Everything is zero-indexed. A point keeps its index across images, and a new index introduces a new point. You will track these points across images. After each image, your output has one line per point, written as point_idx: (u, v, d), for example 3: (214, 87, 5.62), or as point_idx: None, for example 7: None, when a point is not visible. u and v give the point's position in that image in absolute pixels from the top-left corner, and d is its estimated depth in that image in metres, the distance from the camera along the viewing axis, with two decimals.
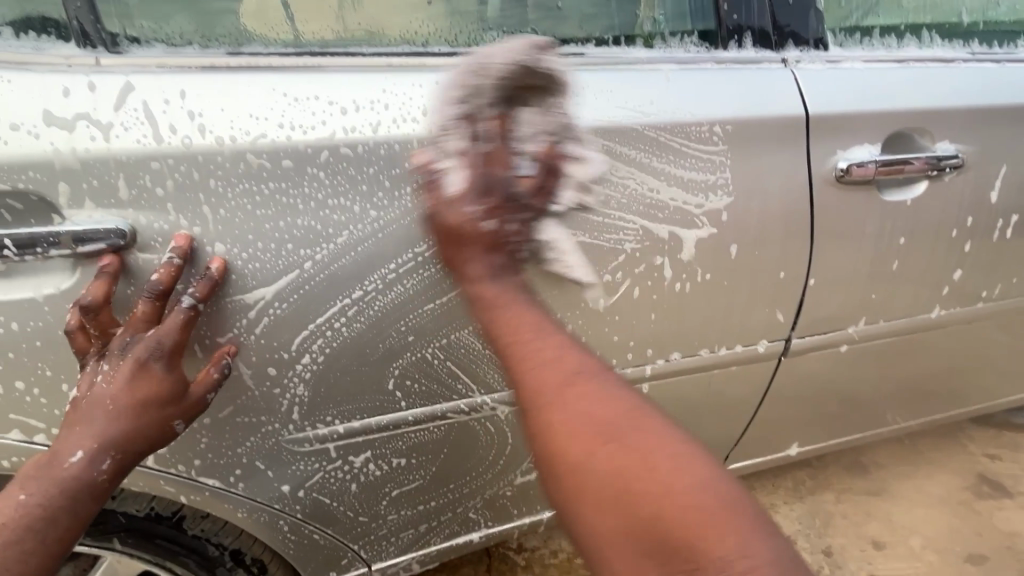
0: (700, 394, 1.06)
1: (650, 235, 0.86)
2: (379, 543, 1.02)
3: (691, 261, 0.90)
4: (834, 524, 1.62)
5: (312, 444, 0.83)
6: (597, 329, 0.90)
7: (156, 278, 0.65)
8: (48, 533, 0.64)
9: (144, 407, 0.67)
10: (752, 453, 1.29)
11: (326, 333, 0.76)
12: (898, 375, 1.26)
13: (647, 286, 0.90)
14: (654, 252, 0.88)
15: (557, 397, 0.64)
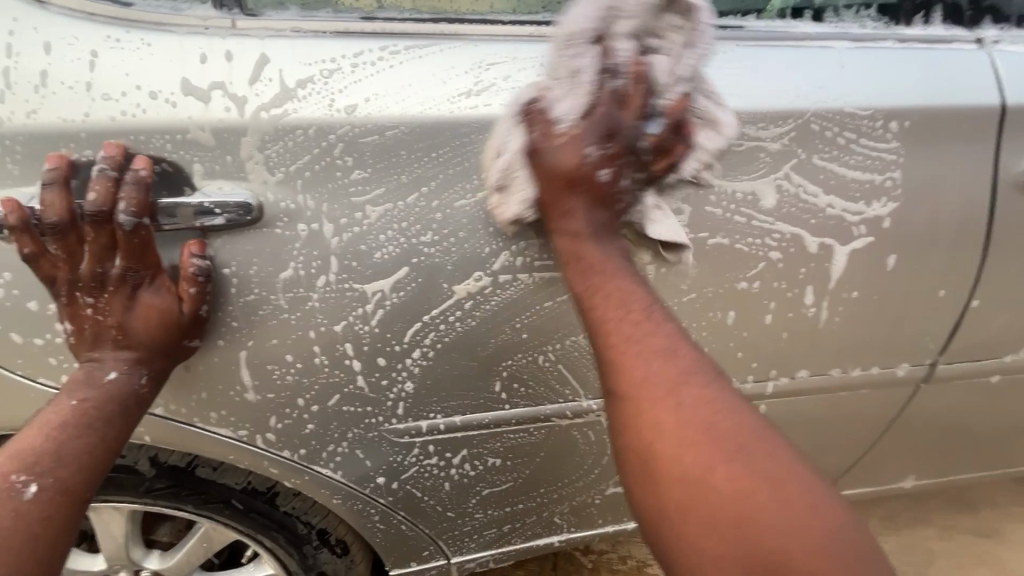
0: (814, 416, 0.98)
1: (800, 245, 0.78)
2: (463, 537, 0.99)
3: (841, 272, 0.81)
4: (935, 563, 1.47)
5: (411, 438, 0.81)
6: (722, 340, 0.83)
7: (126, 203, 0.57)
8: (108, 430, 0.63)
9: (158, 326, 0.64)
10: (862, 483, 1.17)
11: (439, 326, 0.72)
12: None
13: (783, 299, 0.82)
14: (798, 261, 0.79)
15: (720, 423, 0.60)
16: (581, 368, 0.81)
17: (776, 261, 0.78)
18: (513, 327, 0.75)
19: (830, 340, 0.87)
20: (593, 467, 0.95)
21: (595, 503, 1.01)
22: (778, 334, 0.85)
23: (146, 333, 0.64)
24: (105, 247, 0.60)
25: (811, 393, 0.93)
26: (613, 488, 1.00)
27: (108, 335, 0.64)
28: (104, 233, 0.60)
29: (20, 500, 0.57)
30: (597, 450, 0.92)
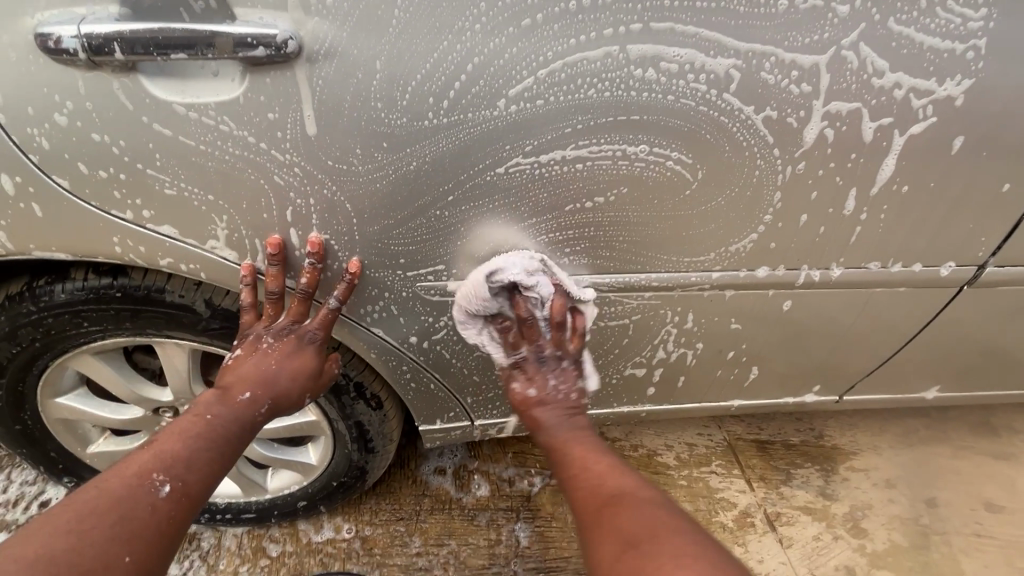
0: (843, 314, 0.97)
1: (856, 126, 0.74)
2: (487, 402, 1.07)
3: (898, 158, 0.77)
4: (943, 477, 1.50)
5: (443, 298, 0.85)
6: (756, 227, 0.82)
7: (336, 292, 0.81)
8: (223, 449, 0.79)
9: (299, 377, 0.86)
10: (884, 389, 1.18)
11: (474, 187, 0.73)
12: None
13: (828, 186, 0.79)
14: (852, 140, 0.75)
15: (622, 498, 0.74)
16: (615, 242, 0.80)
17: (828, 142, 0.74)
18: (549, 197, 0.75)
19: (875, 233, 0.85)
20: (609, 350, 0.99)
21: (612, 383, 1.06)
22: (815, 229, 0.84)
23: (289, 376, 0.86)
24: (301, 315, 0.83)
25: (847, 288, 0.92)
26: (630, 370, 1.03)
27: (260, 368, 0.85)
28: (301, 305, 0.82)
29: (156, 496, 0.68)
30: (618, 332, 0.95)
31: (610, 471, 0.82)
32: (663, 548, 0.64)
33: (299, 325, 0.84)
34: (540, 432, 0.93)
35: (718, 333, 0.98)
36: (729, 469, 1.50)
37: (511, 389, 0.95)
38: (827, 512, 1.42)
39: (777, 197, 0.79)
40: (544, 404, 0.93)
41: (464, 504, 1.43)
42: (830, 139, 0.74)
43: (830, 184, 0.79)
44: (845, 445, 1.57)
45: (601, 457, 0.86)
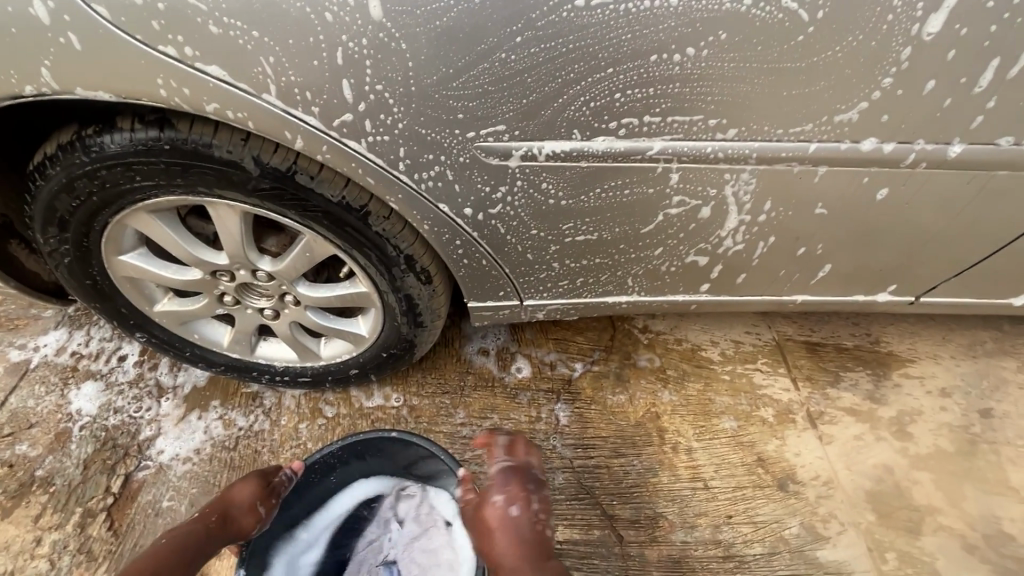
0: (946, 203, 0.85)
1: None
2: (538, 282, 1.04)
3: None
4: (1004, 390, 1.44)
5: (502, 165, 0.78)
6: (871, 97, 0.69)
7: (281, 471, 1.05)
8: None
9: (242, 506, 0.99)
10: (969, 293, 1.08)
11: (547, 28, 0.63)
12: None
13: (970, 43, 0.65)
14: None
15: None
16: (701, 100, 0.70)
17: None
18: (633, 43, 0.64)
19: (1019, 102, 0.72)
20: (673, 236, 0.91)
21: (671, 270, 1.00)
22: (939, 103, 0.70)
23: (242, 508, 0.99)
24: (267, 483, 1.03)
25: (962, 172, 0.79)
26: (692, 257, 0.97)
27: (216, 504, 0.99)
28: (277, 485, 1.03)
29: None
30: (685, 217, 0.87)
31: None
32: None
33: (253, 477, 1.02)
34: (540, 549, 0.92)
35: (799, 221, 0.88)
36: (774, 367, 1.49)
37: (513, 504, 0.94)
38: (873, 415, 1.40)
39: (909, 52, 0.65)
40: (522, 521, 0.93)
41: (507, 383, 1.49)
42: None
43: (976, 45, 0.65)
44: (901, 352, 1.51)
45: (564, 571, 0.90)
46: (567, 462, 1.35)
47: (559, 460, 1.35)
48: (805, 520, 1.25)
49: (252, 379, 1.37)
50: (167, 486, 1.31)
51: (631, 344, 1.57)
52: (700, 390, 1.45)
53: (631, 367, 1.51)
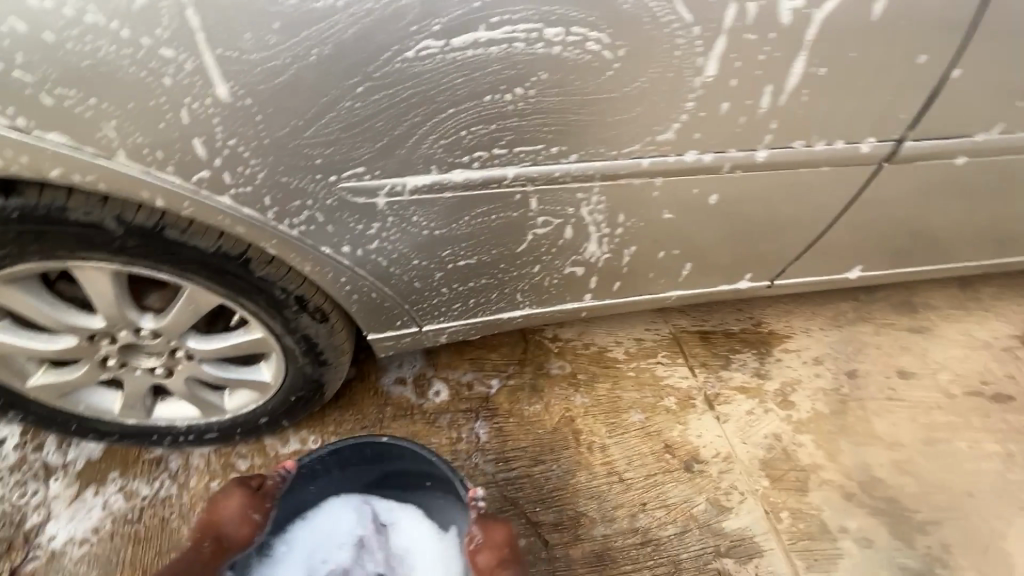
0: (767, 200, 0.99)
1: (772, 7, 0.71)
2: (432, 307, 1.09)
3: (811, 44, 0.74)
4: (865, 352, 1.65)
5: (370, 202, 0.83)
6: (675, 117, 0.80)
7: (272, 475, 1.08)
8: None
9: (237, 518, 1.03)
10: (810, 273, 1.25)
11: (384, 78, 0.68)
12: (980, 208, 1.19)
13: (747, 73, 0.76)
14: (768, 22, 0.72)
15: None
16: (538, 130, 0.78)
17: (748, 18, 0.71)
18: (466, 86, 0.71)
19: (804, 114, 0.84)
20: (545, 252, 0.99)
21: (553, 283, 1.08)
22: (736, 120, 0.82)
23: (236, 522, 1.03)
24: (256, 492, 1.06)
25: (772, 172, 0.92)
26: (569, 269, 1.05)
27: (210, 523, 1.02)
28: (266, 490, 1.06)
29: None
30: (552, 234, 0.96)
31: None
32: None
33: (241, 489, 1.05)
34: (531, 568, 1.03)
35: (651, 227, 0.99)
36: (673, 359, 1.62)
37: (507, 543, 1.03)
38: (760, 390, 1.55)
39: (698, 80, 0.76)
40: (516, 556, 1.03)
41: (426, 409, 1.51)
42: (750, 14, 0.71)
43: (750, 72, 0.76)
44: (780, 330, 1.69)
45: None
46: (490, 478, 1.39)
47: (482, 477, 1.38)
48: (709, 496, 1.35)
49: (152, 443, 1.31)
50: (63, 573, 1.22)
51: (543, 354, 1.64)
52: (609, 389, 1.55)
53: (544, 376, 1.58)
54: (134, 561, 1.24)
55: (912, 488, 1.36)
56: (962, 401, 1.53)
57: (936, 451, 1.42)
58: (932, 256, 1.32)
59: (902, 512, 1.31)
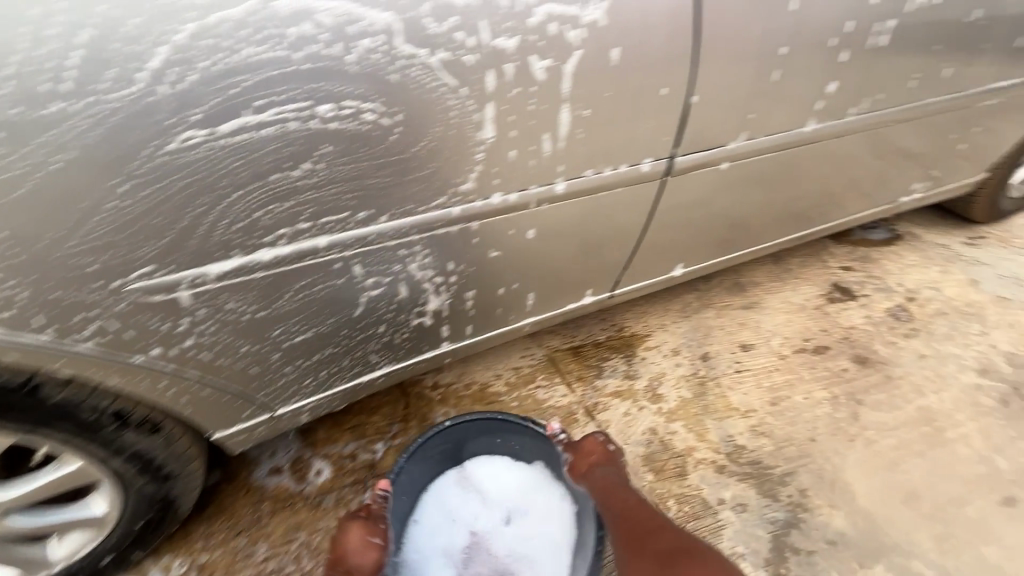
0: (580, 225, 1.08)
1: (528, 66, 0.79)
2: (280, 390, 1.03)
3: (569, 92, 0.85)
4: (712, 334, 1.85)
5: (172, 299, 0.77)
6: (468, 168, 0.85)
7: (376, 496, 1.22)
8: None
9: (356, 542, 1.13)
10: (642, 277, 1.39)
11: (147, 173, 0.65)
12: (760, 199, 1.41)
13: (522, 122, 0.84)
14: (527, 78, 0.80)
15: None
16: (337, 200, 0.79)
17: (508, 77, 0.79)
18: (246, 168, 0.70)
19: (586, 151, 0.94)
20: (385, 310, 1.00)
21: (404, 336, 1.10)
22: (527, 165, 0.91)
23: (353, 545, 1.13)
24: (369, 515, 1.18)
25: (574, 202, 1.02)
26: (416, 320, 1.07)
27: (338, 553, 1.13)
28: (373, 512, 1.19)
29: None
30: (385, 293, 0.97)
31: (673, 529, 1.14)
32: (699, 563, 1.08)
33: (361, 514, 1.18)
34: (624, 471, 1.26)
35: (482, 268, 1.04)
36: (551, 379, 1.68)
37: (593, 449, 1.28)
38: (632, 390, 1.66)
39: (481, 134, 0.82)
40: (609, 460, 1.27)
41: (308, 493, 1.41)
42: (507, 77, 0.79)
43: (525, 123, 0.85)
44: (640, 331, 1.84)
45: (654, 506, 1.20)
46: None
47: None
48: None
49: None
50: None
51: (426, 404, 1.62)
52: None
53: (430, 428, 1.56)
54: None
55: (768, 447, 1.52)
56: (793, 359, 1.77)
57: (781, 409, 1.62)
58: (736, 243, 1.53)
59: (764, 471, 1.47)
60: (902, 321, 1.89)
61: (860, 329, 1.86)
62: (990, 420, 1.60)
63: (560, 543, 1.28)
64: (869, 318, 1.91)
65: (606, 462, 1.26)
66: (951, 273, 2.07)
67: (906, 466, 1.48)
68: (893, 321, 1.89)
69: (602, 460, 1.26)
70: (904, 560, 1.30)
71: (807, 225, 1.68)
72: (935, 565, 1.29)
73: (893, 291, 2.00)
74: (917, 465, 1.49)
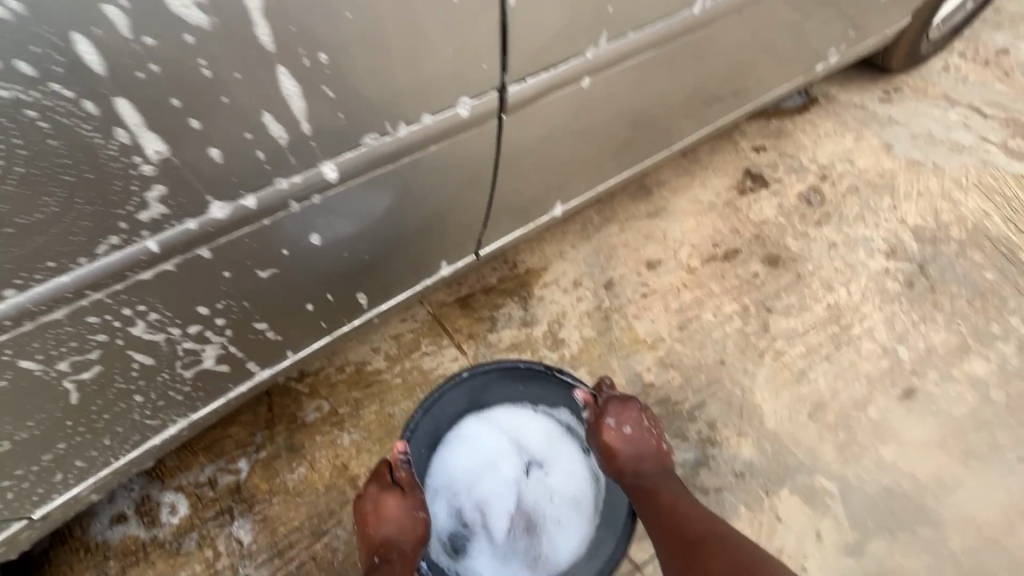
0: (380, 208, 0.88)
1: (162, 23, 0.56)
2: (23, 501, 0.79)
3: (280, 44, 0.63)
4: (616, 255, 1.63)
5: None
6: (125, 181, 0.63)
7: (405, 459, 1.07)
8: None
9: (401, 520, 1.02)
10: (514, 225, 1.20)
11: None
12: (648, 111, 1.19)
13: (198, 100, 0.62)
14: (172, 36, 0.57)
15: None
16: None
17: (135, 43, 0.56)
18: None
19: (334, 118, 0.73)
20: (125, 382, 0.78)
21: (184, 389, 0.86)
22: (254, 156, 0.70)
23: (395, 524, 1.01)
24: (406, 486, 1.05)
25: (354, 187, 0.82)
26: (188, 370, 0.84)
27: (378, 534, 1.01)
28: (407, 479, 1.06)
29: None
30: (105, 362, 0.74)
31: (721, 546, 0.92)
32: None
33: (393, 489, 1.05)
34: (657, 469, 1.09)
35: (256, 293, 0.83)
36: (438, 342, 1.46)
37: (615, 443, 1.08)
38: (530, 340, 1.47)
39: (123, 131, 0.60)
40: (641, 456, 1.09)
41: (162, 538, 1.20)
42: (130, 43, 0.56)
43: (208, 101, 0.63)
44: (536, 265, 1.60)
45: (700, 507, 1.02)
46: None
47: None
48: None
49: None
50: None
51: (294, 400, 1.37)
52: (377, 410, 1.36)
53: (301, 429, 1.33)
54: None
55: (677, 380, 1.41)
56: (702, 271, 1.61)
57: (690, 333, 1.49)
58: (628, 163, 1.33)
59: (673, 409, 1.36)
60: (814, 206, 1.74)
61: (772, 223, 1.70)
62: (896, 307, 1.53)
63: (581, 497, 1.15)
64: (780, 207, 1.73)
65: (637, 458, 1.09)
66: (865, 139, 1.90)
67: (814, 374, 1.42)
68: (805, 207, 1.74)
69: (629, 456, 1.08)
70: (809, 479, 1.27)
71: (714, 112, 1.41)
72: (837, 478, 1.27)
73: (806, 170, 1.82)
74: (824, 371, 1.42)
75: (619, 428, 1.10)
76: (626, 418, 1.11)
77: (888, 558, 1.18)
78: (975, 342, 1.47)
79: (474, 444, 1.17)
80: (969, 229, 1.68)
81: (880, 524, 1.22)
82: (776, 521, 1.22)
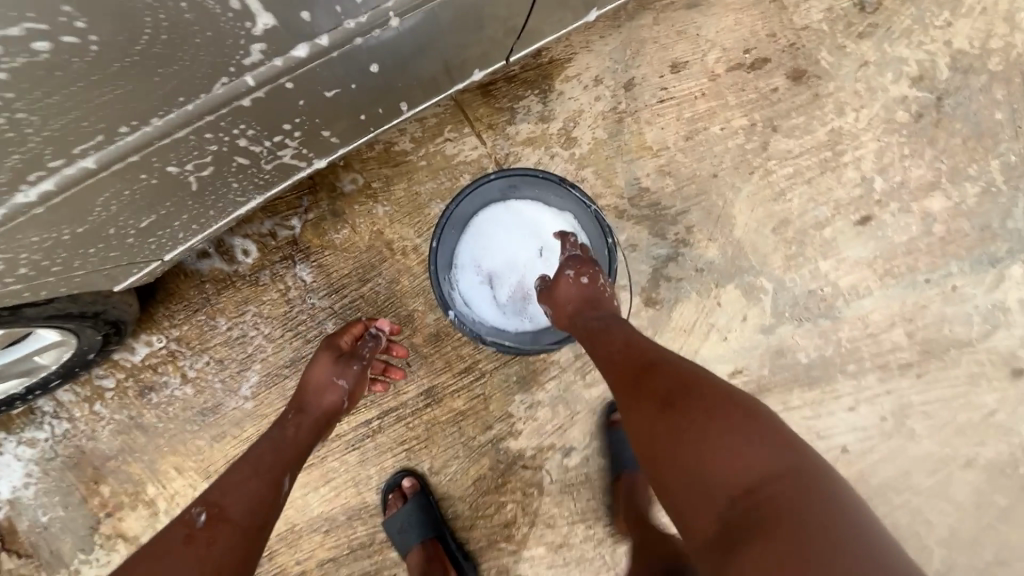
0: (426, 34, 0.96)
1: None
2: (162, 248, 1.06)
3: None
4: (644, 53, 1.60)
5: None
6: (235, 43, 0.75)
7: (349, 335, 1.42)
8: (287, 454, 1.20)
9: (326, 379, 1.33)
10: (546, 32, 1.23)
11: None
12: None
13: None
14: None
15: (726, 406, 0.92)
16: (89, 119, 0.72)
17: None
18: None
19: None
20: (231, 176, 0.99)
21: (266, 173, 1.06)
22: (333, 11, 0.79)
23: (317, 382, 1.33)
24: (343, 356, 1.38)
25: (412, 22, 0.90)
26: (270, 164, 1.03)
27: (309, 389, 1.32)
28: (347, 349, 1.40)
29: (200, 518, 1.01)
30: (217, 160, 0.93)
31: (683, 377, 1.00)
32: (726, 416, 0.90)
33: (328, 358, 1.36)
34: (607, 312, 1.24)
35: (326, 109, 0.98)
36: (460, 130, 1.56)
37: (564, 290, 1.28)
38: (545, 136, 1.58)
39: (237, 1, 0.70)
40: (590, 307, 1.25)
41: (243, 272, 1.54)
42: None
43: None
44: (560, 56, 1.58)
45: (644, 338, 1.15)
46: (330, 310, 1.55)
47: (322, 313, 1.55)
48: None
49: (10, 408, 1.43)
50: (32, 507, 1.53)
51: (331, 171, 1.55)
52: (406, 188, 1.55)
53: (341, 198, 1.55)
54: (86, 478, 1.54)
55: (670, 188, 1.59)
56: (723, 80, 1.61)
57: (694, 144, 1.60)
58: None
59: (660, 213, 1.58)
60: (864, 15, 1.62)
61: (813, 30, 1.62)
62: (893, 139, 1.61)
63: None
64: (828, 12, 1.62)
65: (589, 307, 1.25)
66: None
67: (791, 195, 1.60)
68: (855, 14, 1.62)
69: (582, 303, 1.26)
70: (753, 278, 1.58)
71: None
72: (776, 280, 1.58)
73: None
74: (802, 192, 1.60)
75: (570, 278, 1.29)
76: (582, 271, 1.29)
77: (790, 338, 1.58)
78: (947, 180, 1.62)
79: (492, 232, 1.46)
80: (1009, 60, 1.63)
81: (794, 315, 1.58)
82: (716, 305, 1.58)
